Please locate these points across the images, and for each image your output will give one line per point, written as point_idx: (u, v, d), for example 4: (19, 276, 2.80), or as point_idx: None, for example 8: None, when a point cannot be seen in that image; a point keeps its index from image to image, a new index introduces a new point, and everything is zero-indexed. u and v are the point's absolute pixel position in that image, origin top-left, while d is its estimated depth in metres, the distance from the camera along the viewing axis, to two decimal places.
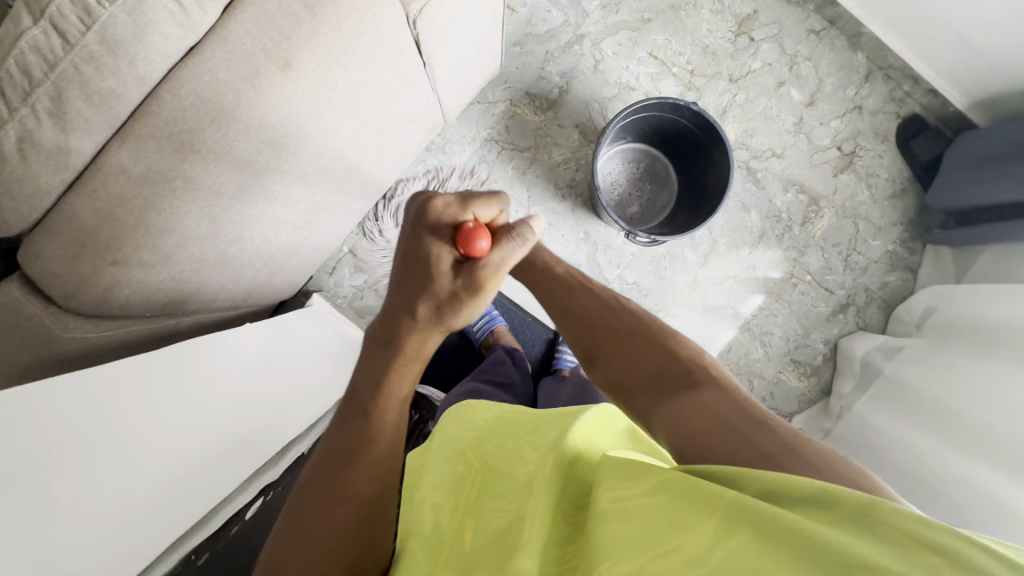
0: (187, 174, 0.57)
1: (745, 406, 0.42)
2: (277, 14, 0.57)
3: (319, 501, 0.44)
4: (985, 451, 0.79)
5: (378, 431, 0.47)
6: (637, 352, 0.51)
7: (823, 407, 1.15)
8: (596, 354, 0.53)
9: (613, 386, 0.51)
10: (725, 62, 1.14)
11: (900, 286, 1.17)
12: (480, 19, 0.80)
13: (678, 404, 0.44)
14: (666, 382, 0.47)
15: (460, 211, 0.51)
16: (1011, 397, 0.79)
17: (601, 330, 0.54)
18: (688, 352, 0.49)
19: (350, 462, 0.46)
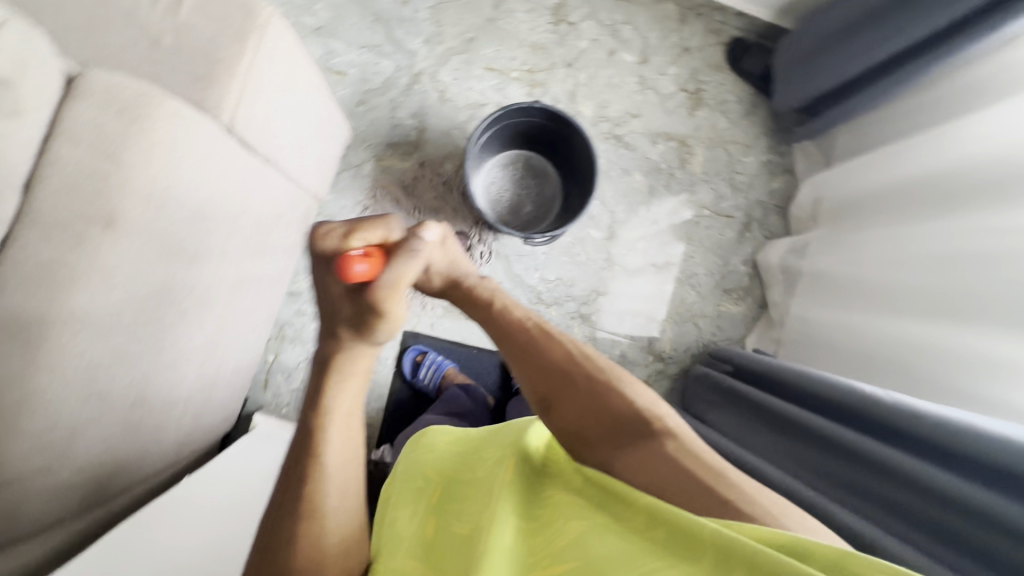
0: (48, 364, 0.54)
1: (702, 461, 0.48)
2: (80, 177, 0.55)
3: (284, 529, 0.45)
4: (908, 309, 0.84)
5: (328, 449, 0.47)
6: (593, 403, 0.55)
7: (767, 321, 1.21)
8: (554, 405, 0.55)
9: (569, 434, 0.54)
10: (556, 51, 1.19)
11: (786, 188, 1.25)
12: (304, 95, 0.78)
13: (640, 455, 0.50)
14: (623, 431, 0.52)
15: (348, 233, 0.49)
16: (913, 254, 0.85)
17: (563, 382, 0.57)
18: (645, 400, 0.55)
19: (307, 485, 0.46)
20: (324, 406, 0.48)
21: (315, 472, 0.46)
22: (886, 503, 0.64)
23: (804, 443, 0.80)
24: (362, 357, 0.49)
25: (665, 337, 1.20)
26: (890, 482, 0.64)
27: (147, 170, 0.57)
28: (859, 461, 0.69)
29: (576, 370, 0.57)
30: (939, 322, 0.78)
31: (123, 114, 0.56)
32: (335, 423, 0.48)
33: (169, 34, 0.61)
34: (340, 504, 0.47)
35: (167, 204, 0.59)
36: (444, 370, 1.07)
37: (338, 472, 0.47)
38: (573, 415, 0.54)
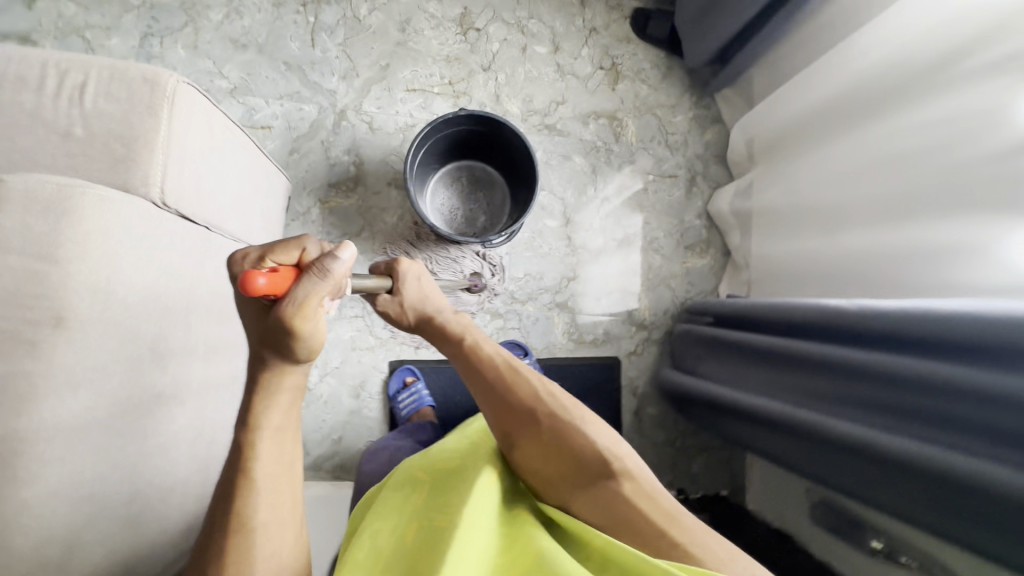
0: (27, 477, 0.53)
1: (651, 501, 0.59)
2: (20, 283, 0.53)
3: (219, 540, 0.46)
4: (854, 221, 0.88)
5: (256, 463, 0.47)
6: (559, 443, 0.63)
7: (732, 266, 1.24)
8: (522, 446, 0.64)
9: (536, 472, 0.63)
10: (471, 59, 1.21)
11: (718, 137, 1.29)
12: (231, 154, 0.78)
13: (599, 493, 0.60)
14: (584, 469, 0.61)
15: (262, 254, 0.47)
16: (849, 169, 0.89)
17: (530, 425, 0.65)
18: (605, 441, 0.64)
19: (240, 498, 0.46)
20: (254, 421, 0.47)
21: (248, 482, 0.46)
22: (883, 406, 0.67)
23: (794, 372, 0.83)
24: (287, 376, 0.47)
25: (642, 305, 1.23)
26: (883, 384, 0.67)
27: (83, 264, 0.55)
28: (847, 374, 0.72)
29: (542, 416, 0.65)
30: (885, 226, 0.82)
31: (48, 210, 0.54)
32: (262, 438, 0.47)
33: (79, 124, 0.61)
34: (272, 516, 0.47)
35: (114, 290, 0.58)
36: (422, 404, 1.07)
37: (270, 483, 0.47)
38: (537, 455, 0.63)
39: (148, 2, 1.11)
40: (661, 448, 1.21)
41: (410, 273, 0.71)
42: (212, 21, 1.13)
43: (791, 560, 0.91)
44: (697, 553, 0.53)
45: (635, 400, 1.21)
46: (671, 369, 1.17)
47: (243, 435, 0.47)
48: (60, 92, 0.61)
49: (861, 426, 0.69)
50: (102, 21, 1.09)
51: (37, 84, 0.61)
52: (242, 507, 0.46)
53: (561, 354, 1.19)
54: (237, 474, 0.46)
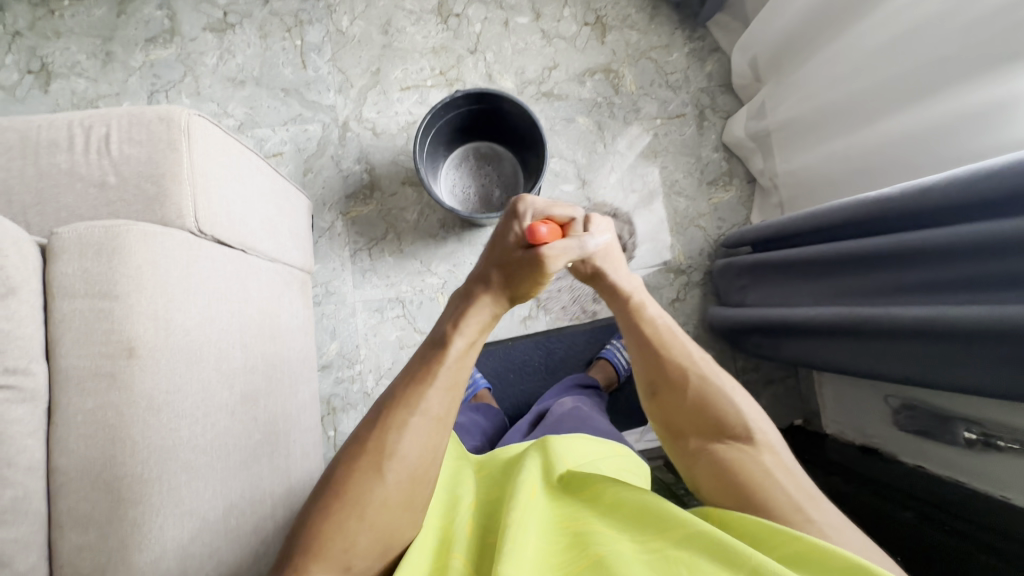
0: (133, 498, 0.56)
1: (795, 479, 0.52)
2: (90, 322, 0.57)
3: (398, 412, 0.51)
4: (882, 108, 0.84)
5: (450, 357, 0.55)
6: (703, 402, 0.59)
7: (761, 191, 1.21)
8: (663, 398, 0.61)
9: (672, 425, 0.60)
10: (456, 45, 1.22)
11: (720, 66, 1.26)
12: (251, 178, 0.81)
13: (733, 461, 0.54)
14: (723, 431, 0.57)
15: (544, 207, 0.65)
16: (863, 58, 0.85)
17: (675, 379, 0.61)
18: (751, 411, 0.58)
19: (429, 381, 0.53)
20: (465, 325, 0.58)
21: (436, 374, 0.54)
22: (948, 283, 0.65)
23: (848, 274, 0.80)
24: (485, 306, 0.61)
25: (676, 250, 1.21)
26: (947, 260, 0.64)
27: (141, 295, 0.59)
28: (905, 259, 0.69)
29: (691, 372, 0.60)
30: (915, 104, 0.77)
31: (101, 252, 0.58)
32: (459, 342, 0.56)
33: (111, 172, 0.65)
34: (444, 412, 0.53)
35: (172, 316, 0.61)
36: (479, 386, 1.10)
37: (451, 384, 0.54)
38: (676, 409, 0.60)
39: (148, 62, 1.17)
40: None
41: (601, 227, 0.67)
42: (208, 66, 1.18)
43: (881, 471, 0.87)
44: (835, 536, 0.47)
45: None
46: (717, 306, 1.15)
47: (450, 333, 0.57)
48: (89, 147, 0.66)
49: (927, 307, 0.66)
50: (111, 88, 1.16)
51: (68, 144, 0.66)
52: (427, 391, 0.52)
53: (603, 315, 1.18)
54: (432, 364, 0.55)
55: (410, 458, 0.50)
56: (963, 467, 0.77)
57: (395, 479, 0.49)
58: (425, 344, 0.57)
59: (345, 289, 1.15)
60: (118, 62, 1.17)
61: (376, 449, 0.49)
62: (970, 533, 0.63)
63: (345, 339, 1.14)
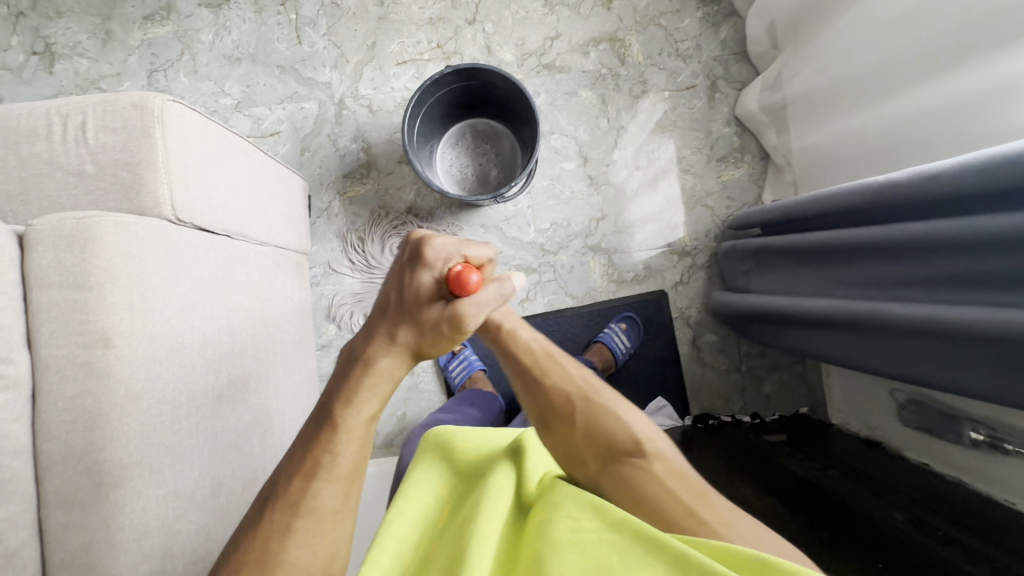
0: (113, 482, 0.59)
1: (685, 480, 0.52)
2: (66, 312, 0.59)
3: (283, 515, 0.44)
4: (902, 81, 0.76)
5: (341, 442, 0.46)
6: (593, 426, 0.57)
7: (774, 168, 1.14)
8: (553, 428, 0.58)
9: (564, 455, 0.57)
10: (453, 16, 1.17)
11: (735, 32, 1.17)
12: (237, 162, 0.81)
13: (626, 475, 0.53)
14: (612, 449, 0.55)
15: (459, 248, 0.51)
16: (882, 24, 0.77)
17: (563, 408, 0.59)
18: (636, 420, 0.58)
19: (316, 476, 0.45)
20: (356, 402, 0.48)
21: (329, 463, 0.46)
22: (951, 279, 0.60)
23: (853, 264, 0.76)
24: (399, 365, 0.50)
25: (681, 231, 1.16)
26: (953, 254, 0.59)
27: (114, 285, 0.60)
28: (909, 251, 0.65)
29: (577, 398, 0.59)
30: (936, 78, 0.70)
31: (73, 244, 0.59)
32: (349, 425, 0.47)
33: (88, 161, 0.66)
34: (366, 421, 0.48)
35: (149, 306, 0.62)
36: (474, 368, 1.10)
37: (346, 475, 0.46)
38: (567, 438, 0.57)
39: (146, 40, 1.17)
40: (726, 374, 1.15)
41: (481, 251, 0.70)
42: (205, 43, 1.17)
43: (881, 465, 0.84)
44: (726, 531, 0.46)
45: (689, 331, 1.15)
46: (721, 291, 1.11)
47: (337, 411, 0.47)
48: (66, 136, 0.66)
49: (930, 305, 0.62)
50: (112, 68, 1.16)
51: (46, 133, 0.66)
52: (316, 481, 0.45)
53: (603, 298, 1.15)
54: (321, 450, 0.46)
55: (296, 566, 0.42)
56: (968, 467, 0.73)
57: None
58: (310, 424, 0.48)
59: (343, 269, 1.15)
60: (117, 41, 1.17)
61: (308, 470, 0.45)
62: (962, 541, 0.60)
63: (343, 320, 1.15)
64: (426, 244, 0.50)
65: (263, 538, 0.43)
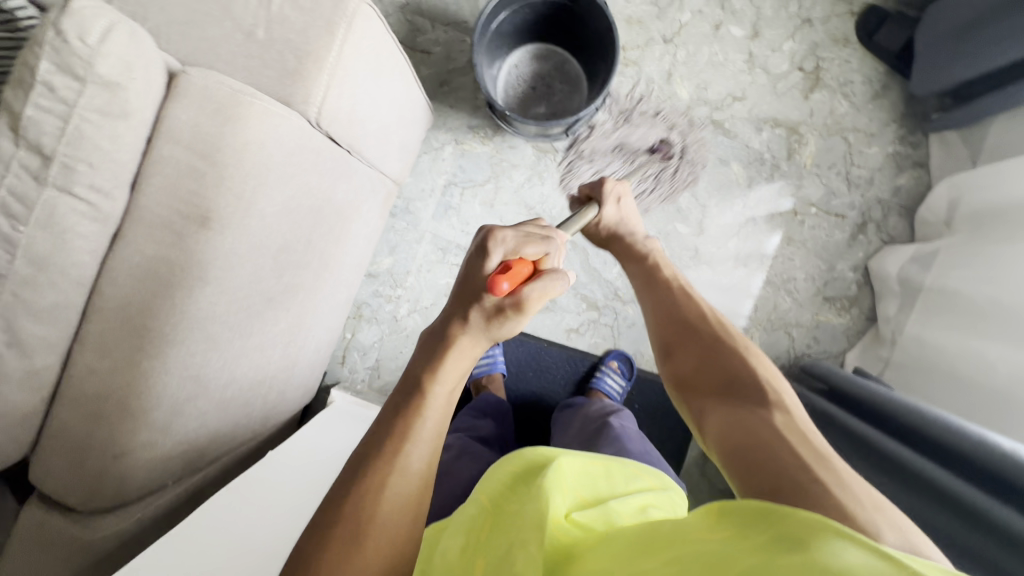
0: (152, 352, 0.58)
1: (809, 442, 0.46)
2: (180, 175, 0.58)
3: (371, 481, 0.39)
4: None
5: (429, 412, 0.43)
6: (714, 362, 0.57)
7: (874, 336, 1.08)
8: (674, 357, 0.60)
9: (684, 383, 0.58)
10: (654, 26, 1.08)
11: (915, 185, 1.09)
12: (390, 83, 0.75)
13: (744, 416, 0.49)
14: (732, 389, 0.53)
15: (515, 242, 0.49)
16: None
17: (689, 339, 0.60)
18: (769, 375, 0.54)
19: (405, 442, 0.41)
20: (441, 369, 0.45)
21: (417, 427, 0.42)
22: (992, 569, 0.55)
23: (909, 492, 0.70)
24: (478, 345, 0.48)
25: (751, 345, 1.11)
26: (994, 539, 0.56)
27: (236, 170, 0.58)
28: (970, 517, 0.60)
29: (707, 333, 0.60)
30: None
31: (217, 112, 0.57)
32: (440, 393, 0.44)
33: (262, 26, 0.61)
34: (450, 396, 0.45)
35: (255, 202, 0.60)
36: (496, 368, 1.08)
37: (434, 444, 0.42)
38: (688, 368, 0.58)
39: None
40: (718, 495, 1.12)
41: (611, 192, 0.77)
42: None
43: None
44: (839, 495, 0.39)
45: None
46: None
47: (426, 378, 0.44)
48: None
49: None
50: None
51: None
52: (406, 441, 0.41)
53: (645, 367, 1.12)
54: (406, 421, 0.42)
55: (397, 533, 0.39)
56: None
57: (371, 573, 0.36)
58: (398, 388, 0.44)
59: (423, 214, 1.12)
60: None
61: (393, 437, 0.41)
62: None
63: (400, 260, 1.12)
64: (489, 236, 0.50)
65: (348, 503, 0.39)
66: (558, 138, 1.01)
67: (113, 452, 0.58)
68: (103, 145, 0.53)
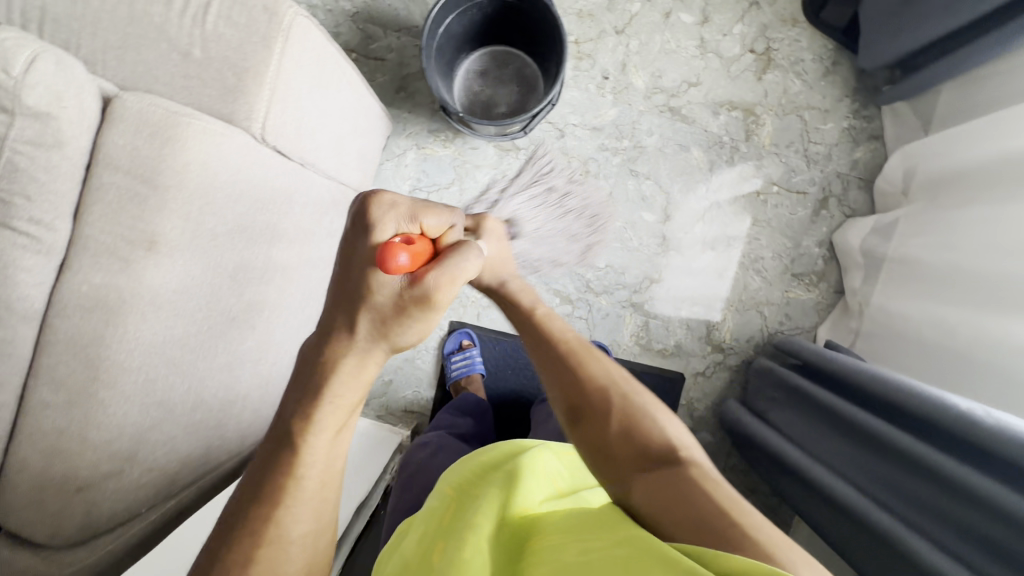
0: (108, 380, 0.58)
1: (725, 490, 0.46)
2: (122, 200, 0.57)
3: (244, 539, 0.38)
4: (1003, 303, 0.72)
5: (304, 465, 0.40)
6: (624, 423, 0.52)
7: (843, 308, 1.10)
8: (584, 422, 0.54)
9: (597, 452, 0.52)
10: (605, 18, 1.09)
11: (872, 157, 1.10)
12: (338, 92, 0.74)
13: (666, 480, 0.47)
14: (647, 451, 0.50)
15: (411, 213, 0.45)
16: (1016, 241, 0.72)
17: (597, 405, 0.54)
18: (673, 427, 0.53)
19: (280, 499, 0.39)
20: (317, 417, 0.41)
21: (293, 489, 0.40)
22: (1006, 555, 0.54)
23: (880, 458, 0.73)
24: (370, 361, 0.43)
25: (725, 326, 1.12)
26: (971, 507, 0.58)
27: (180, 192, 0.58)
28: (966, 497, 0.59)
29: (615, 393, 0.55)
30: None
31: (155, 135, 0.57)
32: (316, 445, 0.41)
33: (198, 46, 0.61)
34: (330, 439, 0.42)
35: (204, 222, 0.60)
36: (474, 369, 1.08)
37: (314, 495, 0.41)
38: (602, 436, 0.52)
39: None
40: None
41: (492, 231, 0.66)
42: None
43: None
44: (767, 541, 0.40)
45: (689, 423, 1.13)
46: (736, 403, 1.08)
47: (298, 430, 0.41)
48: (186, 10, 0.61)
49: (949, 558, 0.59)
50: None
51: None
52: (281, 502, 0.39)
53: (622, 356, 1.13)
54: (278, 477, 0.40)
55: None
56: None
57: None
58: (270, 438, 0.42)
59: None
60: None
61: (267, 493, 0.39)
62: None
63: None
64: (374, 207, 0.45)
65: (226, 562, 0.38)
66: (516, 135, 1.01)
67: (75, 486, 0.58)
68: (39, 176, 0.54)
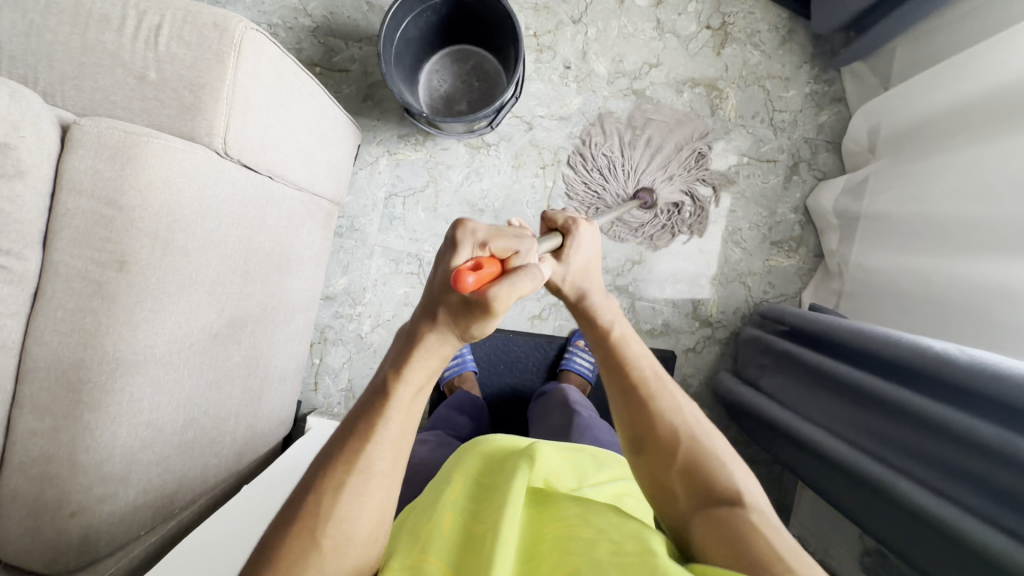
0: (91, 405, 0.58)
1: (786, 541, 0.44)
2: (90, 224, 0.58)
3: (336, 471, 0.39)
4: (974, 246, 0.73)
5: (392, 407, 0.40)
6: (690, 463, 0.50)
7: (824, 271, 1.11)
8: (649, 459, 0.52)
9: (660, 490, 0.51)
10: (561, 9, 1.10)
11: (836, 120, 1.12)
12: (301, 102, 0.75)
13: (723, 521, 0.46)
14: (711, 495, 0.48)
15: (487, 235, 0.41)
16: (979, 183, 0.74)
17: (666, 446, 0.52)
18: (741, 474, 0.50)
19: (369, 438, 0.39)
20: (409, 367, 0.41)
21: (380, 428, 0.40)
22: (1009, 497, 0.54)
23: (870, 412, 0.73)
24: (445, 344, 0.41)
25: (710, 301, 1.13)
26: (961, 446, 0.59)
27: (146, 210, 0.59)
28: (955, 440, 0.60)
29: (685, 437, 0.52)
30: (1008, 252, 0.67)
31: (115, 157, 0.58)
32: (403, 395, 0.40)
33: (152, 68, 0.62)
34: (418, 386, 0.41)
35: (174, 238, 0.60)
36: (466, 367, 1.08)
37: (398, 439, 0.40)
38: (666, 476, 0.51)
39: None
40: None
41: (584, 240, 0.59)
42: None
43: None
44: None
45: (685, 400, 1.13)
46: (729, 375, 1.09)
47: (390, 377, 0.41)
48: (138, 34, 0.62)
49: (941, 499, 0.60)
50: None
51: (119, 24, 0.62)
52: (368, 445, 0.39)
53: None
54: (369, 418, 0.40)
55: (360, 537, 0.38)
56: None
57: (333, 552, 0.37)
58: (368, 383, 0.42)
59: (369, 229, 1.13)
60: None
61: (360, 430, 0.40)
62: None
63: (354, 278, 1.13)
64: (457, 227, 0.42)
65: (319, 490, 0.39)
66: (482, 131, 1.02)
67: (68, 511, 0.58)
68: (4, 207, 0.56)
